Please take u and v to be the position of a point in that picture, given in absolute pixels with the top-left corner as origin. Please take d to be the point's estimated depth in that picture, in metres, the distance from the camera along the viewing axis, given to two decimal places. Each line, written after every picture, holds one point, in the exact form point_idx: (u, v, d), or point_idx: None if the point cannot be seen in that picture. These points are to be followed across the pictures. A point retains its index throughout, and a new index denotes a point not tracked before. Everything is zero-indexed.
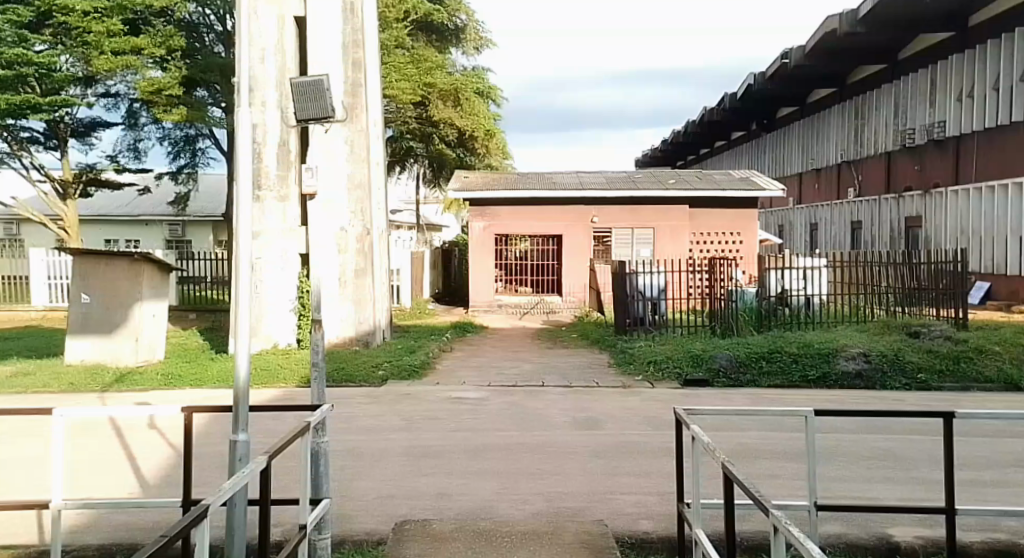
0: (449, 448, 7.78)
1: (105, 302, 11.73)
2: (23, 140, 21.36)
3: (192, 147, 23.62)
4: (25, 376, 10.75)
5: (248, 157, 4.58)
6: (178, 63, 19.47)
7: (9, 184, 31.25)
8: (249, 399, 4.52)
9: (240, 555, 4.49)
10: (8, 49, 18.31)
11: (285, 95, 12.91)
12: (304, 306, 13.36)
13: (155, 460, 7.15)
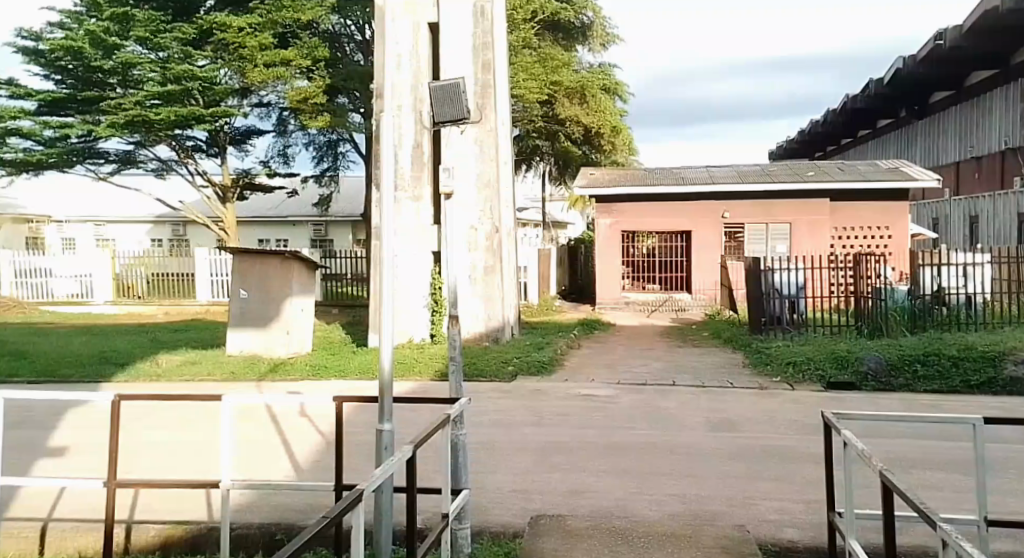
0: (582, 446, 7.80)
1: (259, 298, 12.48)
2: (188, 148, 22.96)
3: (334, 151, 24.61)
4: (192, 365, 11.64)
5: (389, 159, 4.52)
6: (322, 73, 20.42)
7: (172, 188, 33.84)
8: (392, 390, 4.44)
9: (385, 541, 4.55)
10: (176, 66, 20.26)
11: (420, 99, 13.34)
12: (437, 302, 13.68)
13: (308, 447, 7.54)
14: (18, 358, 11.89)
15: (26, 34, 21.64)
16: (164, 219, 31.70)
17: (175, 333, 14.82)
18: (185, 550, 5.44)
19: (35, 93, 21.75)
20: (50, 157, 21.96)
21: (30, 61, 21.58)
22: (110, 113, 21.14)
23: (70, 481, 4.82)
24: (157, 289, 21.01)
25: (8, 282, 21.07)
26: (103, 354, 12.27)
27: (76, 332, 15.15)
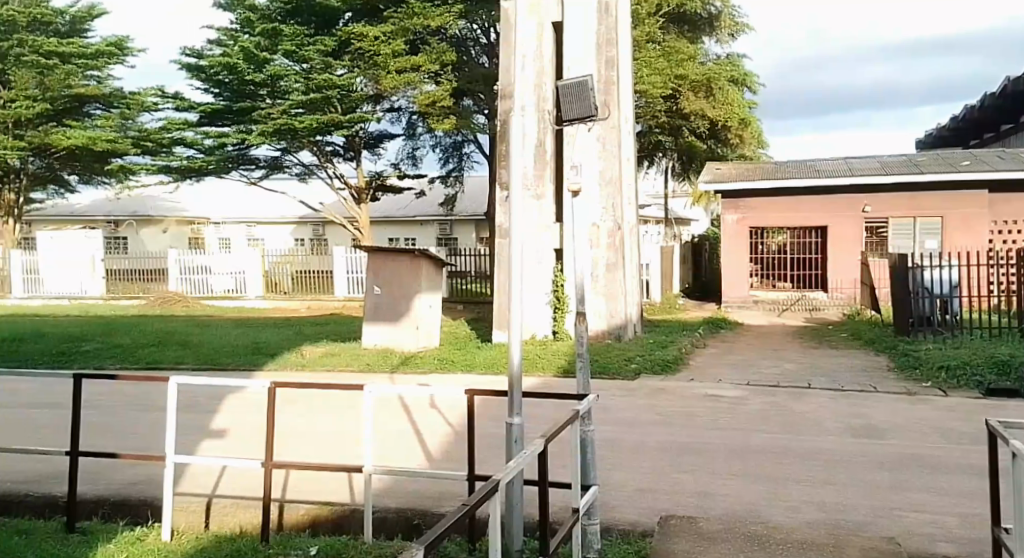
0: (710, 447, 7.70)
1: (390, 294, 12.98)
2: (328, 153, 24.21)
3: (459, 152, 25.02)
4: (332, 356, 12.27)
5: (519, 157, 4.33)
6: (450, 76, 20.83)
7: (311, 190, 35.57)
8: (521, 384, 4.23)
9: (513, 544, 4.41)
10: (318, 76, 21.33)
11: (543, 97, 13.43)
12: (559, 299, 13.74)
13: (439, 437, 7.77)
14: (181, 347, 12.92)
15: (187, 52, 23.43)
16: (306, 220, 33.53)
17: (316, 326, 15.66)
18: (332, 529, 5.69)
19: (196, 105, 23.58)
20: (209, 164, 23.56)
21: (192, 77, 23.35)
22: (260, 122, 22.60)
23: (231, 461, 5.09)
24: (299, 286, 22.05)
25: (175, 279, 22.83)
26: (253, 344, 13.14)
27: (227, 324, 16.26)
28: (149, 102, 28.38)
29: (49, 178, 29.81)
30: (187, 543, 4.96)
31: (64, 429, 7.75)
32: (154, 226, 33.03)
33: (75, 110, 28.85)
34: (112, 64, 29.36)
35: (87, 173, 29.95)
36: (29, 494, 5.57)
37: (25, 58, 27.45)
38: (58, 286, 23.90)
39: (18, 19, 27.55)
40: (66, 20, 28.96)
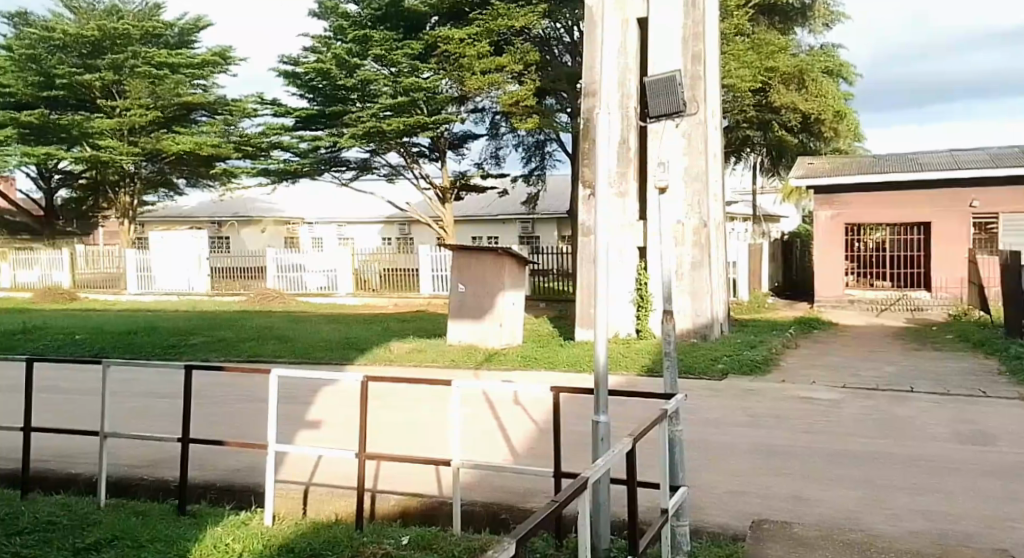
0: (804, 450, 7.53)
1: (474, 292, 13.15)
2: (415, 154, 24.68)
3: (541, 151, 25.12)
4: (419, 352, 12.53)
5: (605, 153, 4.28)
6: (533, 76, 20.94)
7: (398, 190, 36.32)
8: (608, 383, 4.21)
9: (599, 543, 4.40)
10: (405, 79, 21.81)
11: (628, 95, 13.37)
12: (643, 298, 13.64)
13: (524, 433, 7.84)
14: (278, 342, 13.40)
15: (284, 59, 24.18)
16: (393, 219, 34.32)
17: (404, 323, 15.99)
18: (421, 521, 5.79)
19: (292, 111, 24.42)
20: (304, 167, 24.44)
21: (289, 83, 24.16)
22: (351, 126, 23.19)
23: (326, 450, 5.23)
24: (388, 283, 22.59)
25: (273, 277, 23.77)
26: (345, 340, 13.51)
27: (320, 320, 16.81)
28: (252, 109, 29.48)
29: (160, 181, 31.75)
30: (286, 528, 5.17)
31: (174, 418, 8.18)
32: (252, 226, 34.45)
33: (184, 118, 30.33)
34: (217, 73, 30.96)
35: (195, 174, 31.69)
36: (143, 478, 5.92)
37: (137, 69, 28.71)
38: (167, 283, 25.23)
39: (132, 33, 28.99)
40: (175, 32, 30.93)
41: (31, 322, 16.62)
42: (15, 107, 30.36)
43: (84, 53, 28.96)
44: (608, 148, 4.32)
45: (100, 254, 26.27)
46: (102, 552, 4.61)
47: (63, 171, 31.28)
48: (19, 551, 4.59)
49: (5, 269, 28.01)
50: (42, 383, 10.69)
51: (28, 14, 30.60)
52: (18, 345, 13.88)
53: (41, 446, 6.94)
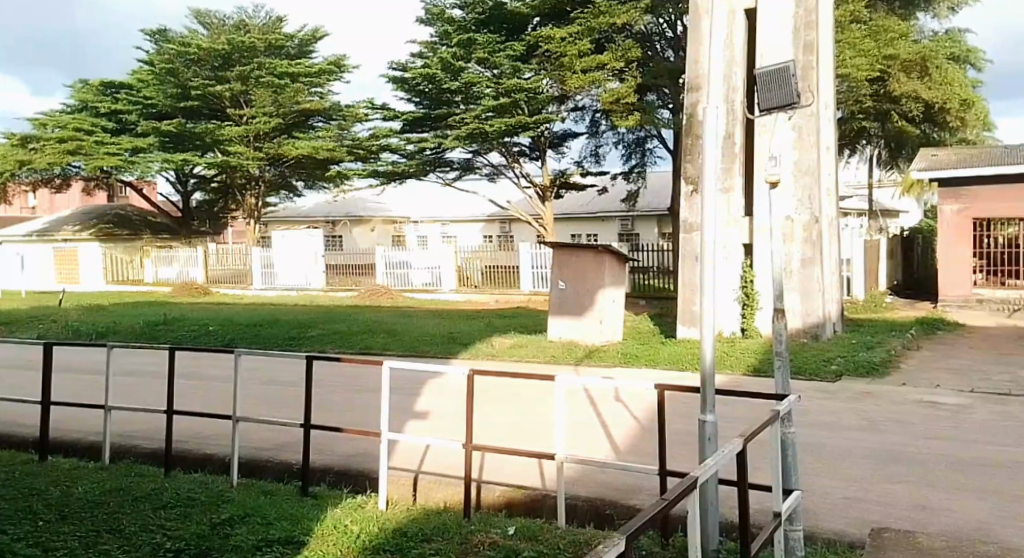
0: (927, 457, 7.30)
1: (574, 289, 13.26)
2: (516, 153, 24.96)
3: (642, 148, 24.90)
4: (522, 348, 12.74)
5: (713, 146, 4.27)
6: (634, 73, 20.79)
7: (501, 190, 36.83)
8: (714, 382, 4.24)
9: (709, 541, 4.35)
10: (507, 81, 22.17)
11: (733, 88, 13.16)
12: (748, 296, 13.38)
13: (626, 430, 7.89)
14: (386, 336, 13.89)
15: (394, 66, 24.88)
16: (494, 218, 34.78)
17: (506, 319, 16.26)
18: (525, 512, 5.89)
19: (400, 114, 25.13)
20: (410, 168, 25.11)
21: (397, 88, 24.77)
22: (455, 127, 23.68)
23: (433, 440, 5.36)
24: (489, 280, 22.86)
25: (382, 273, 24.66)
26: (450, 335, 13.88)
27: (427, 315, 17.29)
28: (364, 114, 30.88)
29: (281, 183, 33.37)
30: (398, 513, 5.44)
31: (297, 406, 8.68)
32: (363, 225, 35.66)
33: (302, 124, 31.66)
34: (332, 81, 32.15)
35: (312, 178, 32.79)
36: (270, 460, 6.39)
37: (262, 80, 30.35)
38: (287, 279, 26.52)
39: (257, 46, 30.77)
40: (296, 43, 32.49)
41: (168, 314, 17.83)
42: (153, 116, 32.05)
43: (216, 66, 30.80)
44: (716, 141, 4.27)
45: (230, 251, 27.80)
46: (235, 527, 4.99)
47: (196, 175, 33.27)
48: (164, 522, 5.05)
49: (148, 267, 30.04)
50: (177, 370, 11.51)
51: (166, 30, 32.63)
52: (156, 337, 14.97)
53: (181, 430, 7.54)
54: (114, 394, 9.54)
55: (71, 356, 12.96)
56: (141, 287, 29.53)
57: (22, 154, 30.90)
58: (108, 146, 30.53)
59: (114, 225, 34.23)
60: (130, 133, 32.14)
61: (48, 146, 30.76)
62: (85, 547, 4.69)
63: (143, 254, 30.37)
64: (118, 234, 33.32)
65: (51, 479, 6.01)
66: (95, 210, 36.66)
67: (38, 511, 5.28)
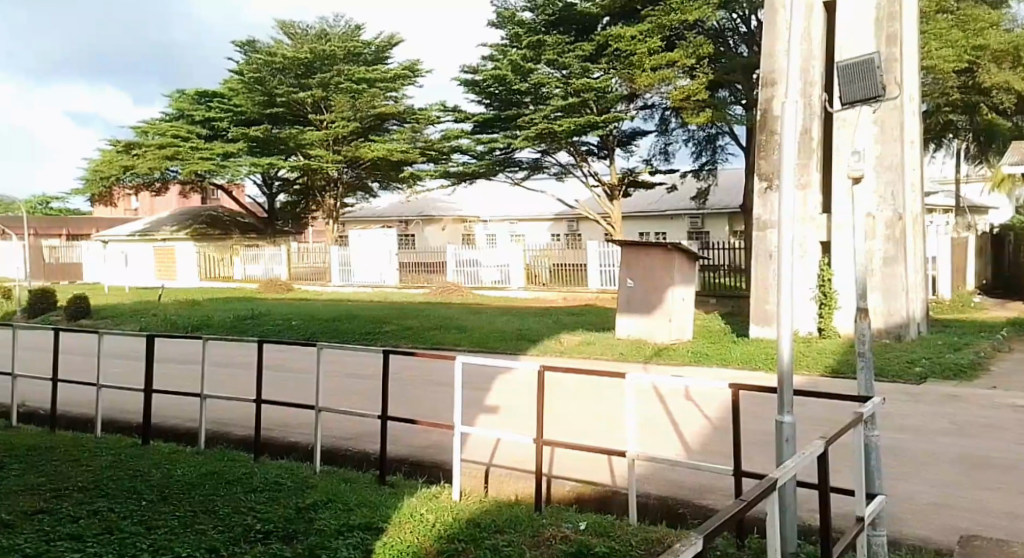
0: (1018, 463, 7.09)
1: (643, 286, 13.26)
2: (584, 152, 24.99)
3: (713, 145, 24.53)
4: (590, 345, 12.81)
5: (792, 142, 4.31)
6: (706, 70, 20.56)
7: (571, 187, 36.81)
8: (792, 383, 4.29)
9: (789, 541, 4.37)
10: (577, 80, 22.22)
11: (811, 83, 12.88)
12: (826, 295, 13.07)
13: (696, 428, 7.92)
14: (458, 332, 14.14)
15: (465, 69, 25.18)
16: (562, 216, 34.82)
17: (575, 316, 16.36)
18: (596, 507, 5.96)
19: (470, 116, 25.44)
20: (480, 168, 25.43)
21: (468, 91, 25.11)
22: (525, 128, 23.87)
23: (505, 434, 5.47)
24: (557, 278, 22.91)
25: (452, 271, 25.06)
26: (520, 331, 14.05)
27: (499, 312, 17.52)
28: (437, 116, 31.37)
29: (357, 184, 34.11)
30: (472, 504, 5.59)
31: (375, 400, 8.97)
32: (434, 225, 36.19)
33: (378, 128, 32.38)
34: (406, 86, 32.87)
35: (386, 179, 33.44)
36: (348, 452, 6.76)
37: (341, 86, 31.15)
38: (363, 276, 27.36)
39: (337, 54, 31.58)
40: (372, 49, 33.16)
41: (252, 309, 18.57)
42: (242, 123, 33.15)
43: (300, 74, 31.71)
44: (795, 138, 4.34)
45: (311, 249, 28.76)
46: (320, 512, 5.25)
47: (280, 178, 34.33)
48: (254, 506, 5.36)
49: (237, 264, 31.28)
50: (260, 362, 12.01)
51: (255, 41, 33.59)
52: (241, 332, 15.61)
53: (268, 420, 7.93)
54: (205, 383, 10.03)
55: (166, 348, 13.63)
56: (230, 283, 30.69)
57: (125, 159, 32.30)
58: (203, 152, 31.64)
59: (206, 224, 35.86)
60: (221, 139, 33.63)
61: (149, 152, 31.98)
62: (184, 526, 5.03)
63: (233, 251, 31.52)
64: (209, 234, 35.10)
65: (151, 461, 6.41)
66: (190, 212, 38.05)
67: (140, 491, 5.66)
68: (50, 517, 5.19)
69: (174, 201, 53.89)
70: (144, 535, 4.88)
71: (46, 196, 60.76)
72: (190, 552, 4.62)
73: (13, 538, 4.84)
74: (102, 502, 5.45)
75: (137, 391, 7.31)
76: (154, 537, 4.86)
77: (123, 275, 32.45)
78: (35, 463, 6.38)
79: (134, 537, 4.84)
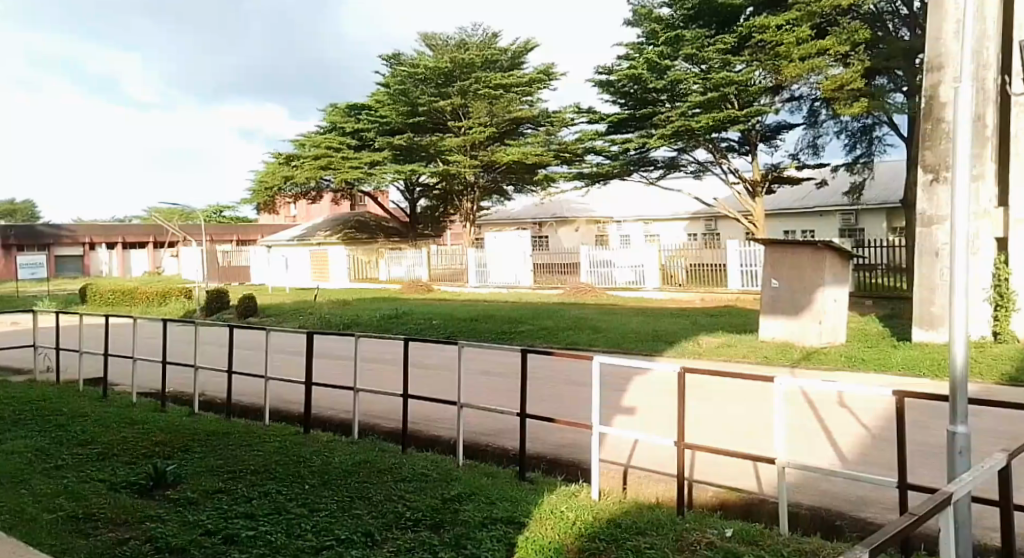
0: None
1: (792, 286, 12.70)
2: (724, 149, 24.34)
3: (869, 137, 22.99)
4: (731, 347, 12.42)
5: (967, 130, 3.97)
6: (862, 57, 19.39)
7: (711, 185, 35.85)
8: (968, 389, 3.93)
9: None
10: (717, 74, 21.60)
11: (984, 64, 11.88)
12: (1003, 296, 12.01)
13: (851, 437, 7.45)
14: (594, 332, 14.06)
15: (601, 69, 24.99)
16: (699, 215, 34.01)
17: (715, 318, 15.91)
18: (743, 513, 5.64)
19: (605, 117, 25.25)
20: (615, 168, 25.21)
21: (602, 91, 24.91)
22: (661, 126, 23.55)
23: (644, 435, 5.19)
24: (695, 279, 22.36)
25: (586, 271, 24.98)
26: (656, 331, 13.80)
27: (637, 313, 17.30)
28: (572, 117, 31.44)
29: (493, 187, 34.58)
30: (612, 504, 5.48)
31: (516, 398, 9.03)
32: (568, 225, 36.26)
33: (513, 132, 32.77)
34: (541, 89, 33.17)
35: (521, 182, 33.85)
36: (490, 448, 6.85)
37: (480, 92, 31.77)
38: (499, 277, 27.76)
39: (477, 62, 32.22)
40: (509, 55, 33.64)
41: (396, 309, 19.23)
42: (387, 133, 34.23)
43: (440, 83, 32.55)
44: (969, 125, 3.97)
45: (450, 250, 29.43)
46: (464, 503, 5.32)
47: (421, 184, 35.42)
48: (404, 494, 5.50)
49: (382, 266, 32.49)
50: (406, 358, 12.44)
51: (400, 54, 34.62)
52: (387, 330, 16.18)
53: (418, 416, 8.18)
54: (356, 378, 10.48)
55: (321, 344, 14.34)
56: (377, 284, 31.89)
57: (287, 170, 33.94)
58: (352, 161, 32.88)
59: (354, 229, 36.85)
60: (369, 149, 34.71)
61: (306, 163, 33.51)
62: (342, 511, 5.23)
63: (379, 254, 32.82)
64: (358, 238, 35.71)
65: (312, 448, 6.71)
66: (340, 218, 39.65)
67: (303, 475, 5.94)
68: (227, 495, 5.54)
69: (327, 208, 56.38)
70: (308, 517, 5.11)
71: (220, 206, 65.21)
72: (348, 535, 4.80)
73: (197, 514, 5.19)
74: (271, 484, 5.75)
75: (300, 383, 7.68)
76: (316, 519, 5.09)
77: (283, 277, 34.72)
78: (213, 446, 6.82)
79: (299, 518, 5.08)
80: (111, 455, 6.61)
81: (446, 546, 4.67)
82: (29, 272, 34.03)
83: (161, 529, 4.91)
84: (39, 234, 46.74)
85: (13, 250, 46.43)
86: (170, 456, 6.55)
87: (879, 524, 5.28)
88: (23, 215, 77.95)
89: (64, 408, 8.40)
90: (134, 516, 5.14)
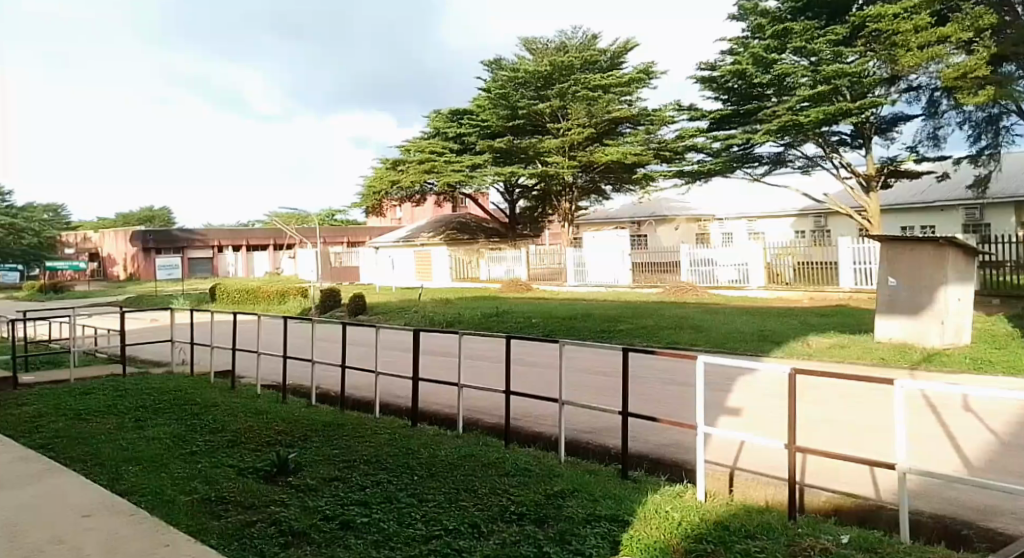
0: None
1: (911, 285, 12.12)
2: (834, 143, 23.47)
3: (995, 127, 21.54)
4: (843, 348, 11.95)
5: None
6: (988, 43, 17.61)
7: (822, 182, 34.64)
8: None
9: None
10: (829, 66, 20.88)
11: None
12: None
13: (977, 443, 7.04)
14: (697, 331, 13.80)
15: (703, 65, 24.52)
16: (807, 211, 32.14)
17: (824, 318, 15.30)
18: (858, 520, 5.39)
19: (706, 113, 24.75)
20: (717, 167, 24.64)
21: (704, 88, 24.42)
22: (767, 121, 23.00)
23: (751, 437, 4.93)
24: (803, 277, 21.58)
25: (686, 270, 24.56)
26: (762, 331, 13.44)
27: (744, 312, 16.87)
28: (672, 116, 31.11)
29: (592, 187, 34.44)
30: (718, 506, 5.35)
31: (620, 397, 8.98)
32: (668, 224, 36.47)
33: (612, 131, 32.53)
34: (641, 88, 32.84)
35: (620, 182, 33.60)
36: (592, 444, 6.85)
37: (578, 94, 31.60)
38: (598, 277, 27.62)
39: (576, 64, 32.17)
40: (608, 56, 33.41)
41: (497, 307, 19.44)
42: (488, 136, 34.71)
43: (539, 86, 32.65)
44: None
45: (548, 250, 29.42)
46: (568, 499, 5.33)
47: (522, 186, 35.74)
48: (509, 489, 5.55)
49: (482, 265, 32.77)
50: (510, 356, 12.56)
51: (501, 59, 34.88)
52: (489, 328, 16.37)
53: (523, 413, 8.26)
54: (461, 374, 10.64)
55: (427, 341, 14.64)
56: (477, 284, 32.25)
57: (393, 175, 34.69)
58: (455, 164, 33.51)
59: (457, 229, 37.43)
60: (471, 153, 35.19)
61: (411, 167, 34.24)
62: (449, 502, 5.33)
63: (479, 254, 33.12)
64: (461, 238, 36.28)
65: (420, 441, 6.87)
66: (443, 219, 40.33)
67: (412, 467, 6.08)
68: (343, 483, 5.73)
69: (431, 211, 57.53)
70: (417, 506, 5.23)
71: (333, 210, 67.68)
72: (455, 526, 4.89)
73: (316, 500, 5.39)
74: (383, 474, 5.91)
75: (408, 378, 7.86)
76: (425, 510, 5.20)
77: (391, 277, 35.71)
78: (329, 436, 7.07)
79: (409, 508, 5.20)
80: (239, 442, 6.96)
81: (550, 541, 4.69)
82: (166, 273, 36.23)
83: (284, 513, 5.12)
84: (173, 237, 49.63)
85: (152, 252, 49.49)
86: (292, 444, 6.85)
87: (1011, 536, 4.97)
88: (162, 221, 82.71)
89: (198, 398, 8.90)
90: (259, 500, 5.39)
